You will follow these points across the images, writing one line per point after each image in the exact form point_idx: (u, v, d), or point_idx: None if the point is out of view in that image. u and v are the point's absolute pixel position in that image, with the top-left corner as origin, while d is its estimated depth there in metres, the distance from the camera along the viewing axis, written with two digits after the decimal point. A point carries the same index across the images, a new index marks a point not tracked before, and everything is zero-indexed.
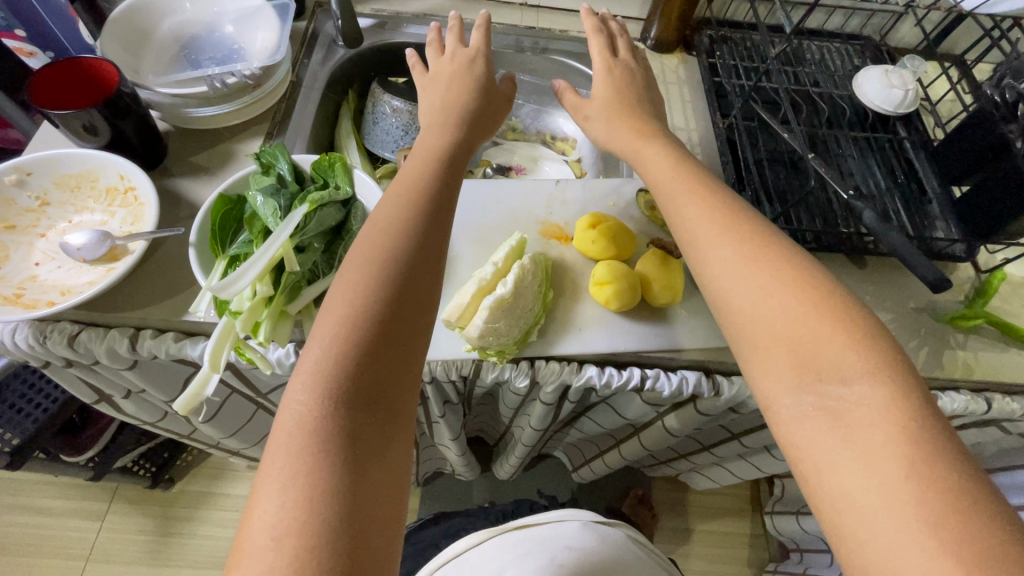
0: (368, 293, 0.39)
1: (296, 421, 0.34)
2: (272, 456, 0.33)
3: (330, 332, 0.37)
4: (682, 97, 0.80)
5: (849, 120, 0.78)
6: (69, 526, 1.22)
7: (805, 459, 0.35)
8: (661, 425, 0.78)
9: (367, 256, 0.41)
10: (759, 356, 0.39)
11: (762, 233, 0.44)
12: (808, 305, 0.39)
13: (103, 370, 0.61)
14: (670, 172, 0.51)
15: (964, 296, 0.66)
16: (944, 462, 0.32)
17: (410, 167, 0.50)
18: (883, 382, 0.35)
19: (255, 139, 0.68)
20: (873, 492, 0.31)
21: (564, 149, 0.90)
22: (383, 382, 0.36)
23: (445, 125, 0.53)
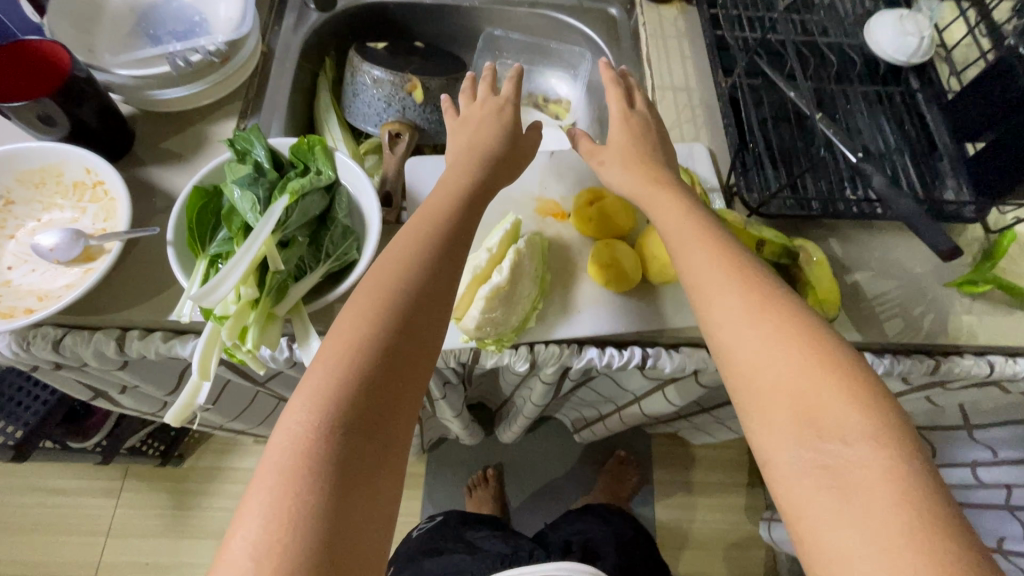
0: (370, 338, 0.37)
1: (288, 448, 0.33)
2: (260, 482, 0.32)
3: (332, 363, 0.36)
4: (681, 52, 0.75)
5: (858, 72, 0.73)
6: (86, 504, 1.26)
7: (796, 512, 0.34)
8: (662, 395, 0.79)
9: (370, 303, 0.39)
10: (757, 408, 0.38)
11: (767, 284, 0.42)
12: (816, 359, 0.38)
13: (94, 371, 0.59)
14: (676, 219, 0.48)
15: (973, 258, 0.65)
16: (945, 535, 0.31)
17: (436, 199, 0.47)
18: (886, 449, 0.34)
19: (228, 120, 0.63)
20: (871, 558, 0.31)
21: (558, 113, 0.82)
22: (381, 425, 0.35)
23: (466, 164, 0.50)
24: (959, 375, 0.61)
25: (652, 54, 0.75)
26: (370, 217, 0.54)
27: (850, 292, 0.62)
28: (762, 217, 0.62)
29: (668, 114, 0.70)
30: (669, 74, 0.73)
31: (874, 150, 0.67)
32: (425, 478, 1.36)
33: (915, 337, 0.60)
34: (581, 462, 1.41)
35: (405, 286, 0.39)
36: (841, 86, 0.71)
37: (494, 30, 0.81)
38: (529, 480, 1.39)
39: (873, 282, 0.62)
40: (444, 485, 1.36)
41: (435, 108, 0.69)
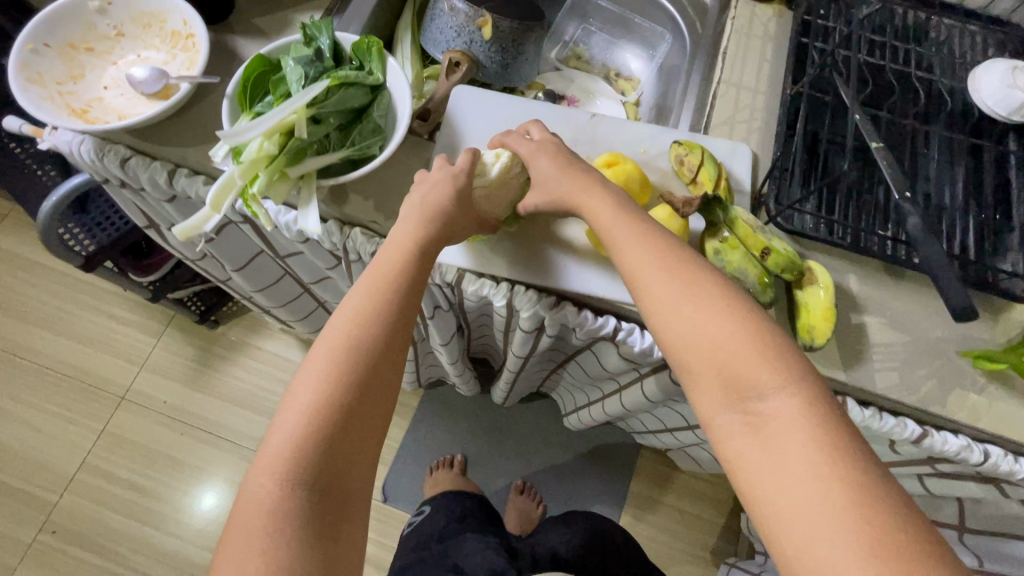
0: (319, 403, 0.44)
1: (259, 507, 0.40)
2: (236, 538, 0.40)
3: (291, 427, 0.43)
4: (761, 54, 0.72)
5: (949, 116, 0.67)
6: (133, 336, 1.44)
7: (738, 470, 0.39)
8: (640, 387, 0.79)
9: (324, 369, 0.45)
10: (694, 385, 0.43)
11: (698, 262, 0.47)
12: (741, 324, 0.43)
13: (149, 198, 0.69)
14: (610, 217, 0.51)
15: (1008, 339, 0.59)
16: (849, 456, 0.37)
17: (383, 261, 0.51)
18: (794, 394, 0.40)
19: (314, 14, 0.69)
20: (792, 498, 0.36)
21: (624, 90, 0.84)
22: (335, 478, 0.42)
23: (412, 222, 0.53)
24: (942, 452, 0.58)
25: (731, 48, 0.72)
26: (400, 122, 0.58)
27: (852, 332, 0.59)
28: (780, 228, 0.60)
29: (724, 110, 0.68)
30: (741, 72, 0.71)
31: (928, 200, 0.62)
32: (415, 411, 1.43)
33: (906, 397, 0.56)
34: (562, 447, 1.43)
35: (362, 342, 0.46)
36: (923, 126, 0.66)
37: None
38: (509, 447, 1.42)
39: (881, 330, 0.59)
40: (429, 424, 1.43)
41: (500, 49, 0.73)
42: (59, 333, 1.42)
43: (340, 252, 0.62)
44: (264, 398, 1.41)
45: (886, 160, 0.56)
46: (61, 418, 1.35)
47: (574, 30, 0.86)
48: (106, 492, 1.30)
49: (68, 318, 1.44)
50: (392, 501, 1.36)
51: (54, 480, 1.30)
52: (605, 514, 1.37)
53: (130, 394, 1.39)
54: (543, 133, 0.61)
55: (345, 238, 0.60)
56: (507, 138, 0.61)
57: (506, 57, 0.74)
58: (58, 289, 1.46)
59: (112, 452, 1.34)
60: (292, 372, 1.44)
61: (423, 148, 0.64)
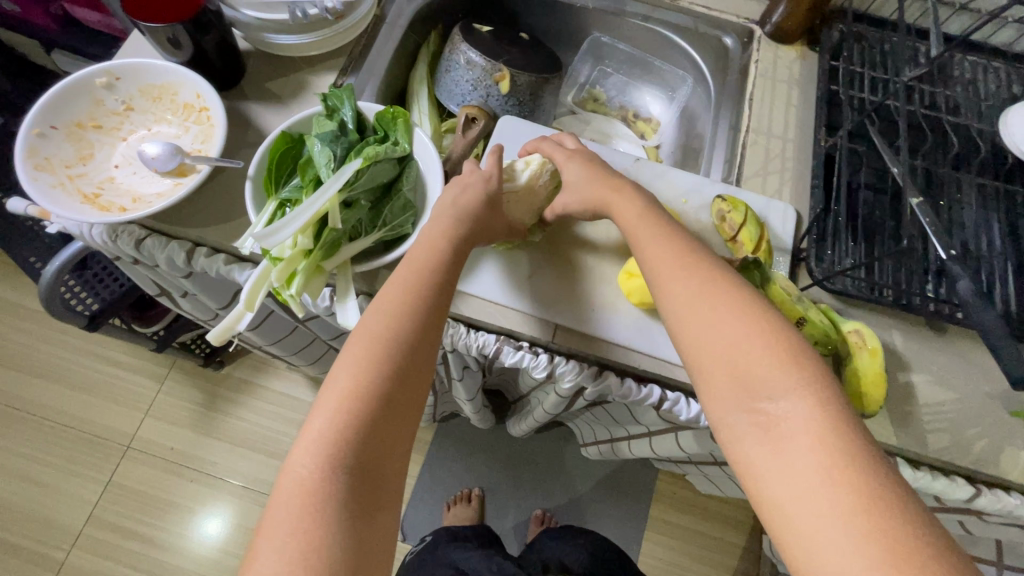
0: (362, 380, 0.39)
1: (304, 487, 0.35)
2: (271, 525, 0.34)
3: (333, 405, 0.38)
4: (787, 99, 0.70)
5: (981, 161, 0.66)
6: (135, 381, 1.40)
7: (745, 471, 0.37)
8: (674, 437, 0.77)
9: (366, 351, 0.40)
10: (703, 383, 0.40)
11: (713, 260, 0.45)
12: (755, 323, 0.40)
13: (164, 273, 0.66)
14: (633, 220, 0.50)
15: None
16: (865, 465, 0.34)
17: (420, 250, 0.49)
18: (807, 396, 0.37)
19: (330, 75, 0.67)
20: (801, 503, 0.34)
21: (645, 132, 0.83)
22: (376, 460, 0.37)
23: (450, 216, 0.51)
24: (999, 511, 0.56)
25: (757, 94, 0.71)
26: (432, 198, 0.56)
27: (901, 392, 0.58)
28: (825, 290, 0.59)
29: (755, 160, 0.67)
30: (770, 119, 0.69)
31: (969, 250, 0.61)
32: (429, 445, 1.41)
33: (960, 459, 0.55)
34: (580, 475, 1.41)
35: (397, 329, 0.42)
36: (956, 172, 0.65)
37: (602, 37, 0.81)
38: (526, 476, 1.41)
39: (929, 388, 0.58)
40: (445, 457, 1.40)
41: (518, 102, 0.71)
42: (58, 382, 1.38)
43: None
44: (273, 440, 1.37)
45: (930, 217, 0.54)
46: (64, 471, 1.31)
47: (589, 72, 0.84)
48: (114, 546, 1.26)
49: (67, 366, 1.39)
50: (410, 539, 1.33)
51: (59, 536, 1.26)
52: (626, 542, 1.36)
53: (135, 442, 1.35)
54: (578, 143, 0.61)
55: None
56: (542, 144, 0.61)
57: (525, 110, 0.72)
58: (56, 336, 1.41)
59: (119, 504, 1.29)
60: (303, 411, 1.41)
61: None
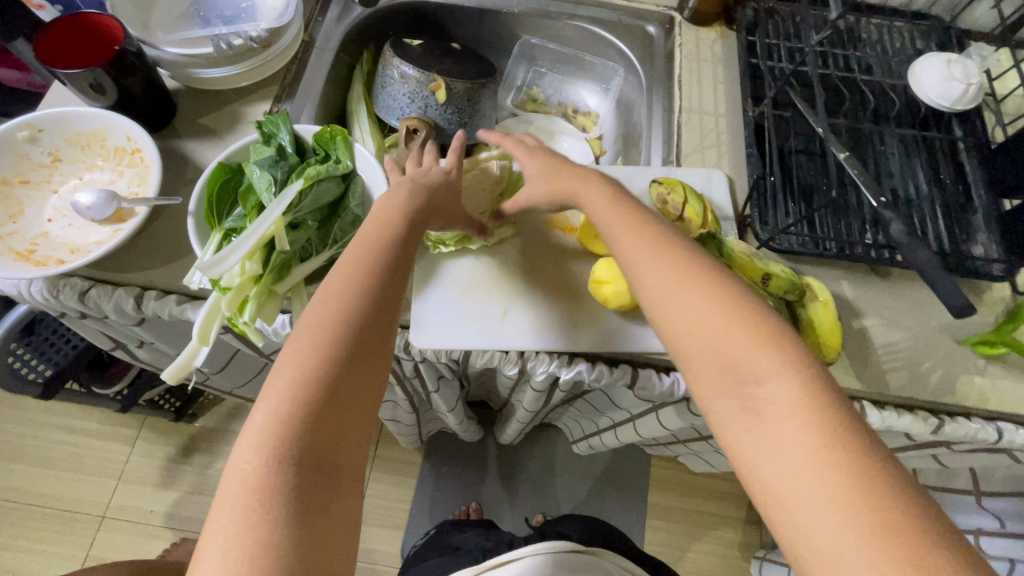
0: (315, 375, 0.37)
1: (245, 484, 0.33)
2: (218, 518, 0.32)
3: (281, 390, 0.37)
4: (713, 78, 0.73)
5: (898, 114, 0.70)
6: (103, 448, 1.33)
7: (736, 455, 0.36)
8: (655, 417, 0.79)
9: (310, 340, 0.39)
10: (691, 373, 0.40)
11: (688, 248, 0.45)
12: (731, 308, 0.40)
13: (114, 324, 0.63)
14: (604, 207, 0.50)
15: (994, 318, 0.62)
16: (849, 439, 0.33)
17: (369, 228, 0.48)
18: (791, 376, 0.36)
19: (264, 103, 0.66)
20: (792, 481, 0.33)
21: (586, 125, 0.85)
22: (328, 446, 0.36)
23: (401, 196, 0.51)
24: (962, 438, 0.59)
25: (685, 76, 0.73)
26: None
27: (856, 338, 0.60)
28: (772, 251, 0.61)
29: (691, 139, 0.69)
30: (699, 98, 0.72)
31: (897, 197, 0.65)
32: (420, 468, 1.39)
33: (920, 393, 0.58)
34: (576, 474, 1.41)
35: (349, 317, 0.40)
36: (877, 126, 0.68)
37: (531, 39, 0.83)
38: (522, 483, 1.40)
39: (881, 331, 0.61)
40: (438, 477, 1.38)
41: (457, 110, 0.72)
42: (19, 461, 1.30)
43: None
44: None
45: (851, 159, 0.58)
46: (36, 553, 1.23)
47: (524, 74, 0.86)
48: None
49: (27, 443, 1.32)
50: None
51: None
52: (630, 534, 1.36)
53: (111, 511, 1.28)
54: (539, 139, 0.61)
55: None
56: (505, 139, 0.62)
57: (463, 117, 0.72)
58: (12, 413, 1.34)
59: None
60: None
61: None
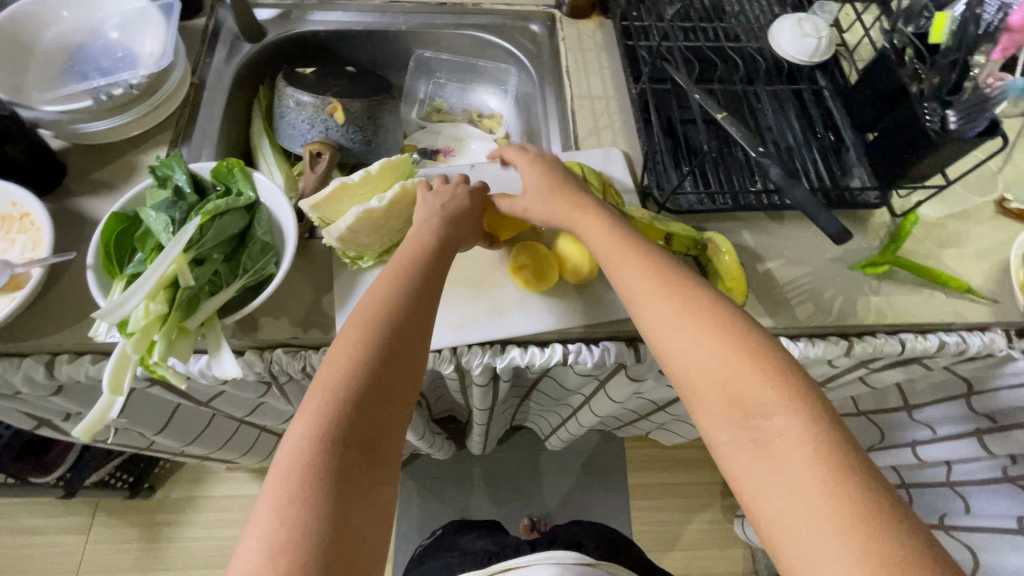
0: (354, 376, 0.42)
1: (294, 457, 0.38)
2: (273, 485, 0.38)
3: (329, 379, 0.42)
4: (599, 64, 0.78)
5: (766, 72, 0.76)
6: (55, 543, 1.24)
7: (741, 485, 0.39)
8: (604, 392, 0.81)
9: (354, 335, 0.45)
10: (696, 404, 0.42)
11: (690, 281, 0.47)
12: (736, 345, 0.43)
13: (30, 398, 0.61)
14: (603, 232, 0.52)
15: (880, 241, 0.68)
16: (849, 474, 0.37)
17: (405, 246, 0.52)
18: (797, 412, 0.39)
19: (159, 149, 0.66)
20: (792, 509, 0.36)
21: (492, 127, 0.88)
22: (372, 435, 0.40)
23: (434, 224, 0.54)
24: (872, 354, 0.63)
25: (572, 66, 0.78)
26: (288, 233, 0.56)
27: (763, 280, 0.64)
28: (672, 212, 0.65)
29: (586, 123, 0.73)
30: (589, 85, 0.76)
31: (777, 147, 0.70)
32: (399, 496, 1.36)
33: (827, 320, 0.62)
34: (556, 470, 1.42)
35: (382, 329, 0.45)
36: (750, 87, 0.74)
37: (424, 52, 0.85)
38: (504, 491, 1.39)
39: (783, 270, 0.65)
40: (418, 501, 1.36)
41: (358, 128, 0.73)
42: None
43: (268, 375, 0.59)
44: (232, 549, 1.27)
45: (710, 102, 0.66)
46: None
47: (425, 87, 0.89)
48: None
49: None
50: None
51: None
52: (616, 518, 1.38)
53: None
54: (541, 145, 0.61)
55: (269, 363, 0.58)
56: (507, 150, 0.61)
57: (366, 134, 0.74)
58: None
59: None
60: None
61: (310, 249, 0.61)
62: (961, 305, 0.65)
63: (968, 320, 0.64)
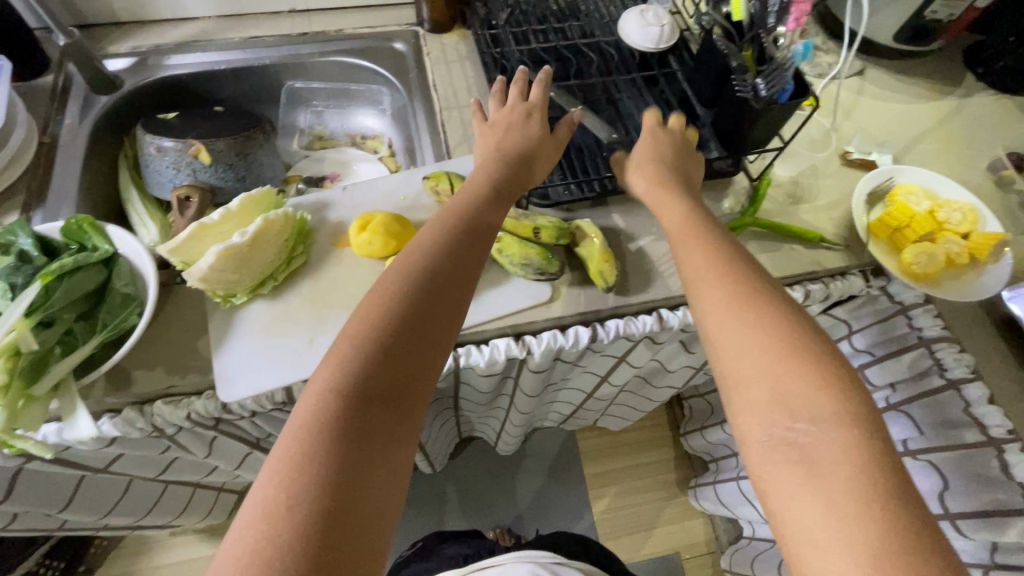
0: (385, 322, 0.43)
1: (317, 393, 0.40)
2: (294, 421, 0.39)
3: (361, 323, 0.43)
4: (465, 74, 0.80)
5: (622, 63, 0.81)
6: None
7: (767, 488, 0.40)
8: (520, 388, 0.83)
9: (393, 283, 0.46)
10: (738, 393, 0.43)
11: (754, 276, 0.48)
12: (794, 349, 0.43)
13: None
14: (678, 223, 0.55)
15: (741, 206, 0.72)
16: (890, 499, 0.37)
17: (453, 201, 0.54)
18: (846, 425, 0.40)
19: (10, 215, 0.63)
20: (821, 518, 0.37)
21: (376, 147, 0.89)
22: (396, 387, 0.41)
23: (487, 166, 0.58)
24: None
25: (439, 80, 0.80)
26: (149, 283, 0.55)
27: (638, 257, 0.68)
28: (540, 204, 0.68)
29: (456, 131, 0.75)
30: (456, 95, 0.78)
31: (637, 132, 0.74)
32: None
33: None
34: (515, 473, 1.42)
35: (424, 281, 0.46)
36: (608, 78, 0.78)
37: (295, 83, 0.85)
38: (464, 505, 1.38)
39: (656, 245, 0.69)
40: None
41: (228, 166, 0.72)
42: None
43: (154, 430, 0.58)
44: None
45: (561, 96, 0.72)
46: None
47: (303, 117, 0.89)
48: None
49: None
50: None
51: None
52: (578, 511, 1.40)
53: None
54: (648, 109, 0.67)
55: (151, 417, 0.56)
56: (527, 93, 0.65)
57: (238, 171, 0.73)
58: None
59: None
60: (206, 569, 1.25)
61: (180, 295, 0.60)
62: (818, 254, 0.70)
63: (826, 267, 0.70)
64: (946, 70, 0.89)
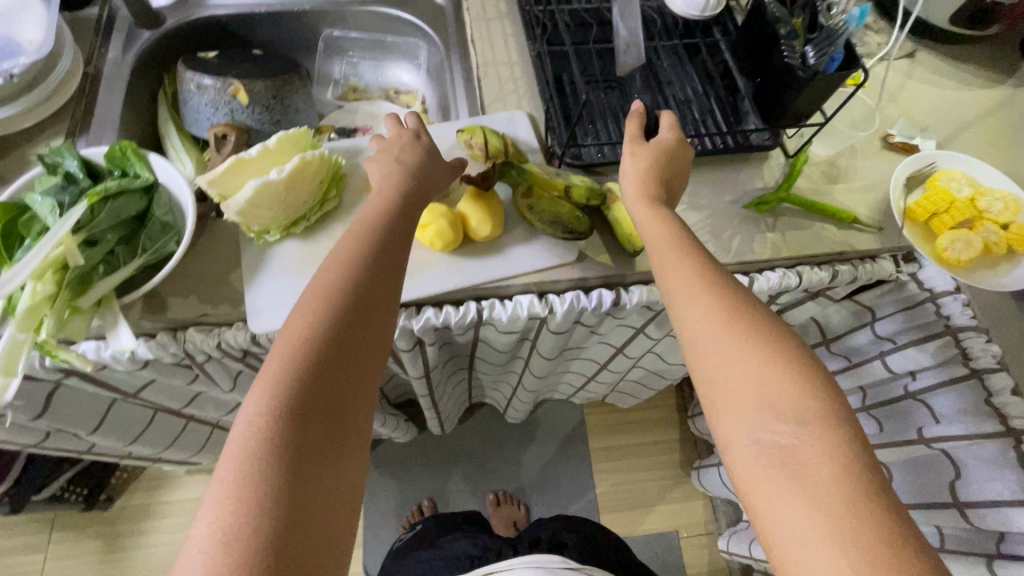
0: (313, 347, 0.42)
1: (250, 423, 0.39)
2: (233, 449, 0.38)
3: (293, 347, 0.42)
4: (503, 31, 0.79)
5: (664, 29, 0.79)
6: (14, 561, 1.21)
7: (752, 494, 0.40)
8: (537, 351, 0.84)
9: (314, 304, 0.44)
10: (721, 402, 0.43)
11: (727, 288, 0.48)
12: (773, 357, 0.43)
13: None
14: (657, 230, 0.53)
15: (775, 180, 0.71)
16: (870, 494, 0.38)
17: (370, 214, 0.52)
18: (823, 426, 0.40)
19: (55, 140, 0.65)
20: (803, 521, 0.37)
21: (408, 102, 0.88)
22: (336, 403, 0.41)
23: (394, 178, 0.55)
24: (774, 287, 0.67)
25: (477, 35, 0.79)
26: (188, 214, 0.56)
27: None
28: (573, 165, 0.67)
29: (491, 87, 0.75)
30: (493, 52, 0.77)
31: (675, 99, 0.73)
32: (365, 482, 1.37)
33: (726, 258, 0.66)
34: (521, 442, 1.45)
35: (354, 295, 0.45)
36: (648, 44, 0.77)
37: (333, 31, 0.86)
38: (470, 468, 1.41)
39: (685, 215, 0.68)
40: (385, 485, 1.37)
41: (264, 108, 0.73)
42: None
43: (186, 357, 0.59)
44: None
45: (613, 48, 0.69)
46: None
47: (338, 68, 0.89)
48: None
49: None
50: None
51: None
52: (581, 482, 1.42)
53: None
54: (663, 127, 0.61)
55: (184, 343, 0.58)
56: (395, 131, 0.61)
57: (274, 114, 0.74)
58: None
59: None
60: None
61: (216, 229, 0.62)
62: (850, 235, 0.69)
63: (858, 249, 0.68)
64: (998, 57, 0.86)
